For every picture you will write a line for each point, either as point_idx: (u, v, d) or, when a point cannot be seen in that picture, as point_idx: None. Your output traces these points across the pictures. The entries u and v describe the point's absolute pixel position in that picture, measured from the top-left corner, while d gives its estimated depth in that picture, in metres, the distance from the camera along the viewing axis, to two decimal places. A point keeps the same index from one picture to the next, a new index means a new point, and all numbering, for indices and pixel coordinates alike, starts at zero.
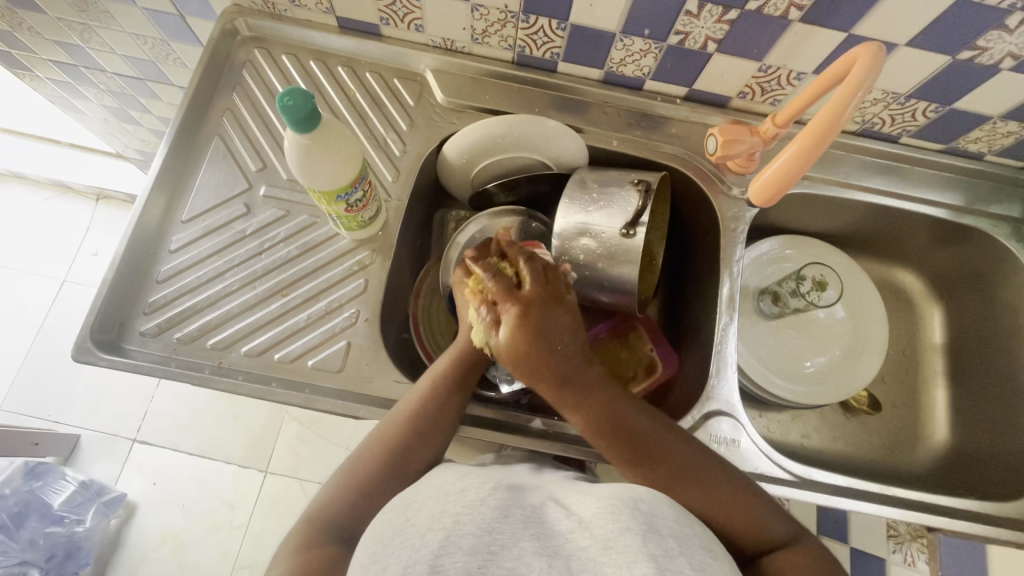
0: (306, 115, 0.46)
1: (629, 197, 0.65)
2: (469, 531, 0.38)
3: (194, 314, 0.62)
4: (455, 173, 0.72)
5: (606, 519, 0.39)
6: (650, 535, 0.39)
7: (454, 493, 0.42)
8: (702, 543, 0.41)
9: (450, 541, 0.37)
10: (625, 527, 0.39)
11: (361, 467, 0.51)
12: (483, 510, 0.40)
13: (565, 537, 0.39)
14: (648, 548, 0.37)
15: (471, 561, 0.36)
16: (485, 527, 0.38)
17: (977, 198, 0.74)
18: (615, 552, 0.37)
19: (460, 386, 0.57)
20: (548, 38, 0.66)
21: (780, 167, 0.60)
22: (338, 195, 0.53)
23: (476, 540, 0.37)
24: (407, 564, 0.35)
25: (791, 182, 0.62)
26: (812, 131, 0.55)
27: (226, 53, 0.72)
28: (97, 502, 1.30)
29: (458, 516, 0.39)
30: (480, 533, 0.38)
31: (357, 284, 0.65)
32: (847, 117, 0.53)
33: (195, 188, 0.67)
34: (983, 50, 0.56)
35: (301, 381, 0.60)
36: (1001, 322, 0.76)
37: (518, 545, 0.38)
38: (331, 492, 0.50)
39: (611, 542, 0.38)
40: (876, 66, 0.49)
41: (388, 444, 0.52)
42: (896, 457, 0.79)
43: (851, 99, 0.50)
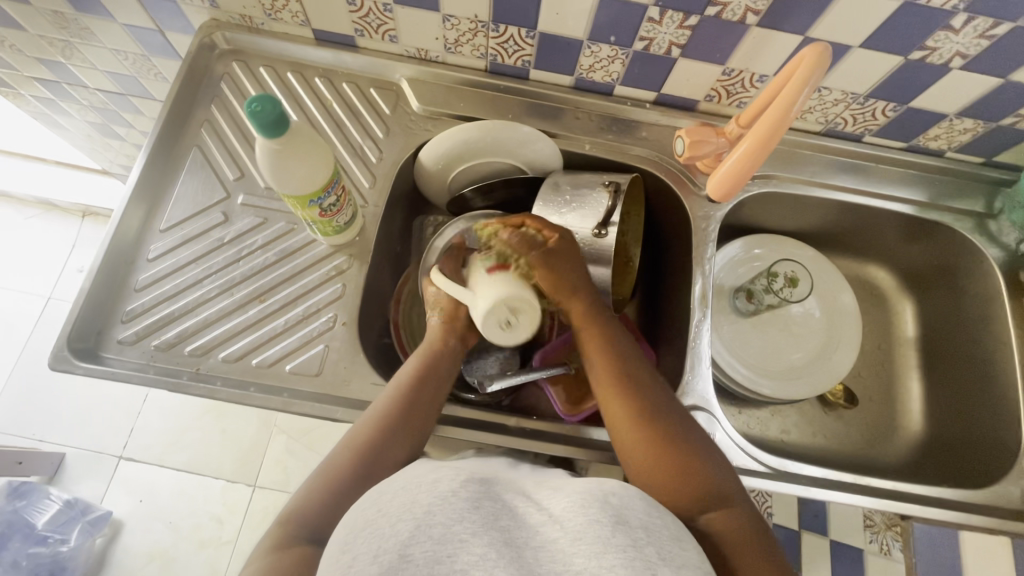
0: (273, 121, 0.47)
1: (600, 198, 0.66)
2: (439, 518, 0.38)
3: (171, 321, 0.62)
4: (432, 178, 0.74)
5: (577, 512, 0.40)
6: (619, 526, 0.39)
7: (426, 484, 0.41)
8: (672, 534, 0.41)
9: (422, 528, 0.37)
10: (593, 519, 0.39)
11: (331, 472, 0.51)
12: (454, 498, 0.39)
13: (536, 529, 0.39)
14: (616, 540, 0.38)
15: (441, 549, 0.36)
16: (455, 516, 0.38)
17: (941, 193, 0.76)
18: (583, 544, 0.38)
19: (429, 387, 0.58)
20: (519, 46, 0.68)
21: (735, 161, 0.63)
22: (311, 200, 0.54)
23: (445, 529, 0.37)
24: (376, 553, 0.36)
25: (747, 177, 0.65)
26: (763, 128, 0.58)
27: (204, 66, 0.73)
28: (81, 521, 1.29)
29: (430, 507, 0.39)
30: (452, 522, 0.37)
31: (335, 289, 0.65)
32: (797, 113, 0.56)
33: (173, 198, 0.68)
34: (933, 50, 0.59)
35: (279, 385, 0.60)
36: (969, 314, 0.78)
37: (488, 532, 0.38)
38: (303, 498, 0.50)
39: (580, 534, 0.38)
40: (823, 68, 0.52)
41: (360, 447, 0.53)
42: (873, 450, 0.80)
43: (796, 100, 0.54)
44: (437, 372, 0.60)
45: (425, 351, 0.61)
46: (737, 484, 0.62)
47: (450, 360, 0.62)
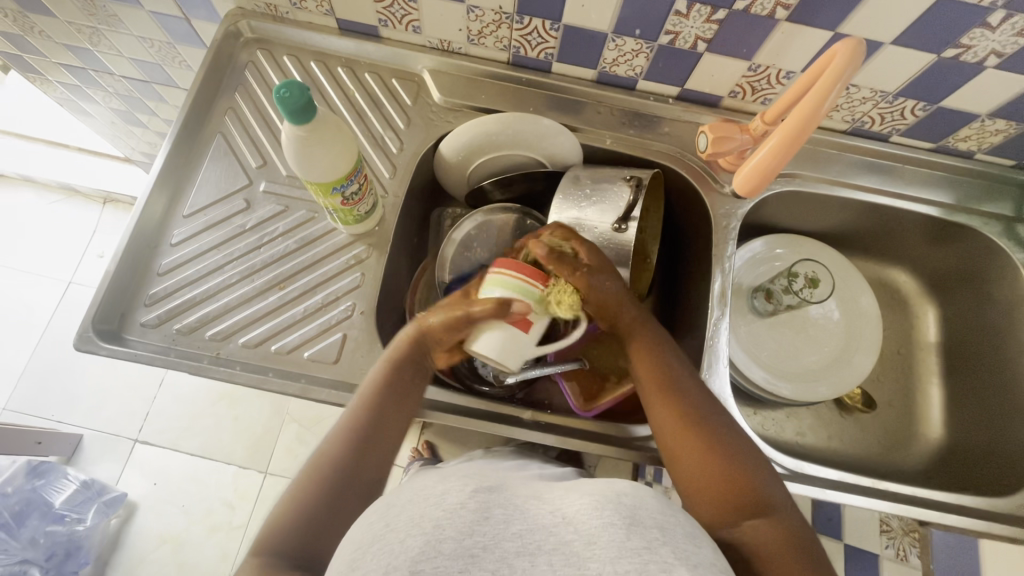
0: (301, 106, 0.47)
1: (621, 192, 0.66)
2: (449, 533, 0.38)
3: (193, 306, 0.63)
4: (452, 170, 0.74)
5: (590, 515, 0.40)
6: (635, 528, 0.39)
7: (433, 496, 0.41)
8: (686, 530, 0.41)
9: (432, 545, 0.37)
10: (609, 522, 0.39)
11: (299, 494, 0.50)
12: (461, 512, 0.39)
13: (548, 532, 0.39)
14: (631, 542, 0.38)
15: (452, 565, 0.36)
16: (464, 531, 0.38)
17: (969, 196, 0.75)
18: (598, 547, 0.37)
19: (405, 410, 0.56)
20: (542, 38, 0.68)
21: (763, 157, 0.62)
22: (334, 187, 0.54)
23: (456, 544, 0.37)
24: (386, 570, 0.35)
25: (772, 175, 0.64)
26: (793, 123, 0.57)
27: (229, 54, 0.73)
28: (98, 501, 1.31)
29: (435, 521, 0.39)
30: (460, 536, 0.37)
31: (354, 278, 0.66)
32: (827, 112, 0.55)
33: (197, 185, 0.68)
34: (967, 48, 0.57)
35: (298, 372, 0.61)
36: (993, 317, 0.76)
37: (500, 545, 0.38)
38: (273, 519, 0.48)
39: (594, 538, 0.38)
40: (854, 65, 0.51)
41: (329, 466, 0.51)
42: (891, 456, 0.79)
43: (826, 96, 0.53)
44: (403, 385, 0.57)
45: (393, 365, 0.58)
46: None
47: (419, 370, 0.59)
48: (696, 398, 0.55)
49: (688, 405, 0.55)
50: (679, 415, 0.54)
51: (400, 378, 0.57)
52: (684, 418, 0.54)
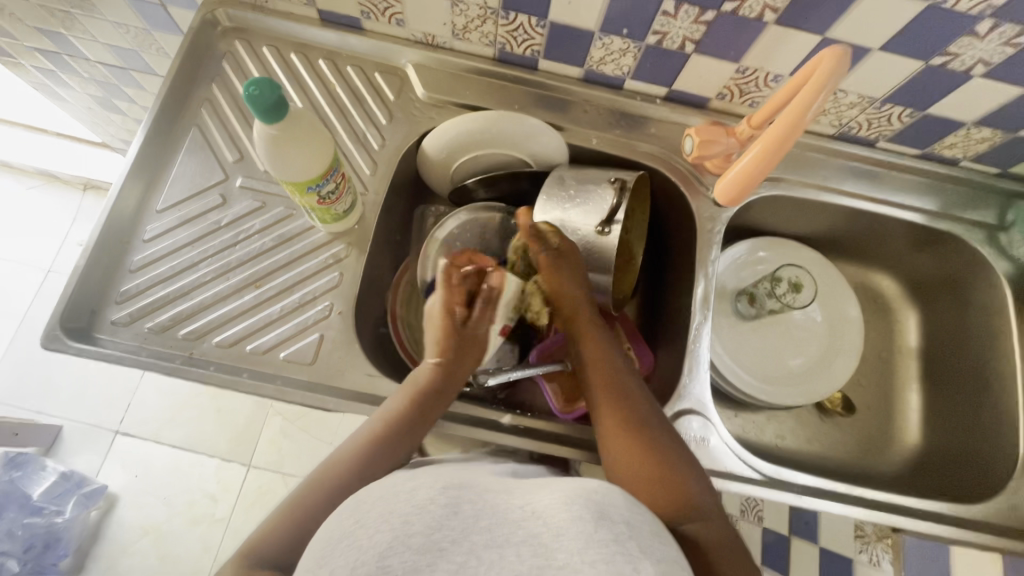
0: (271, 106, 0.45)
1: (604, 195, 0.65)
2: (417, 528, 0.37)
3: (166, 303, 0.61)
4: (435, 168, 0.73)
5: (559, 510, 0.39)
6: (602, 522, 0.38)
7: (403, 493, 0.41)
8: (652, 528, 0.40)
9: (399, 540, 0.36)
10: (577, 515, 0.38)
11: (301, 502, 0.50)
12: (427, 509, 0.38)
13: (517, 526, 0.38)
14: (599, 534, 0.37)
15: (419, 560, 0.35)
16: (434, 524, 0.37)
17: (953, 202, 0.75)
18: (566, 538, 0.37)
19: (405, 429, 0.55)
20: (529, 35, 0.66)
21: (749, 163, 0.61)
22: (309, 187, 0.52)
23: (425, 539, 0.36)
24: (353, 566, 0.35)
25: (757, 180, 0.63)
26: (779, 130, 0.56)
27: (207, 45, 0.71)
28: (77, 493, 1.30)
29: (405, 516, 0.38)
30: (429, 530, 0.37)
31: (332, 277, 0.64)
32: (812, 119, 0.54)
33: (171, 179, 0.67)
34: (955, 56, 0.57)
35: (273, 373, 0.60)
36: (973, 325, 0.77)
37: (468, 538, 0.37)
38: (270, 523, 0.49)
39: (562, 529, 0.37)
40: (839, 74, 0.50)
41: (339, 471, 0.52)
42: (869, 460, 0.80)
43: (810, 103, 0.52)
44: (429, 406, 0.57)
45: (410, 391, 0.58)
46: (731, 490, 0.61)
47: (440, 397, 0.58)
48: (639, 408, 0.55)
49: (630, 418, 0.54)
50: (626, 422, 0.54)
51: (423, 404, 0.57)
52: (627, 432, 0.53)
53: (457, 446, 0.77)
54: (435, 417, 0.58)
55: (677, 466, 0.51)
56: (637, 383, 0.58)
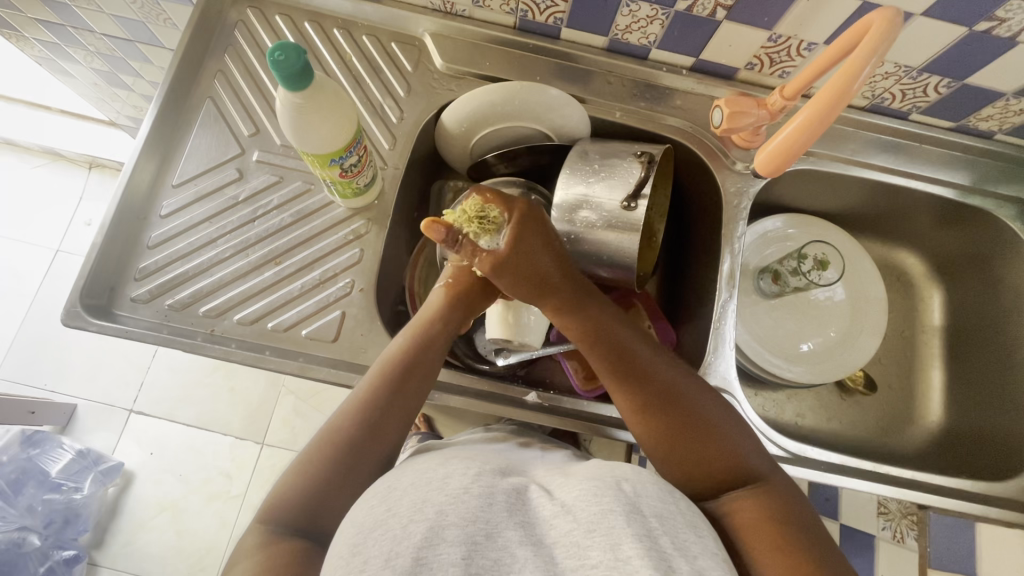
0: (297, 73, 0.43)
1: (632, 168, 0.64)
2: (452, 519, 0.37)
3: (186, 281, 0.61)
4: (454, 142, 0.71)
5: (590, 501, 0.39)
6: (634, 516, 0.38)
7: (437, 481, 0.41)
8: (685, 518, 0.40)
9: (435, 531, 0.36)
10: (609, 508, 0.38)
11: (329, 454, 0.49)
12: (461, 503, 0.38)
13: (547, 524, 0.39)
14: (631, 528, 0.37)
15: (455, 552, 0.35)
16: (468, 517, 0.37)
17: (985, 177, 0.73)
18: (597, 535, 0.37)
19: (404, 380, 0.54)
20: (552, 2, 0.64)
21: (787, 137, 0.59)
22: (332, 159, 0.51)
23: (460, 531, 0.36)
24: (388, 557, 0.35)
25: (795, 155, 0.61)
26: (820, 101, 0.54)
27: (218, 13, 0.69)
28: (94, 470, 1.32)
29: (440, 507, 0.38)
30: (463, 523, 0.37)
31: (353, 254, 0.63)
32: (857, 88, 0.52)
33: (186, 153, 0.65)
34: (1002, 21, 0.55)
35: (295, 350, 0.59)
36: (1001, 304, 0.76)
37: (502, 534, 0.37)
38: (297, 477, 0.48)
39: (594, 525, 0.37)
40: (890, 39, 0.48)
41: (359, 413, 0.51)
42: (889, 438, 0.80)
43: (859, 72, 0.50)
44: (422, 354, 0.56)
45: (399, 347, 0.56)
46: None
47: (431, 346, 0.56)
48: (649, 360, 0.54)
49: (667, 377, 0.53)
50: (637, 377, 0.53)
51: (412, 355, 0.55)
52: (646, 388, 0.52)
53: (477, 423, 0.77)
54: (429, 360, 0.56)
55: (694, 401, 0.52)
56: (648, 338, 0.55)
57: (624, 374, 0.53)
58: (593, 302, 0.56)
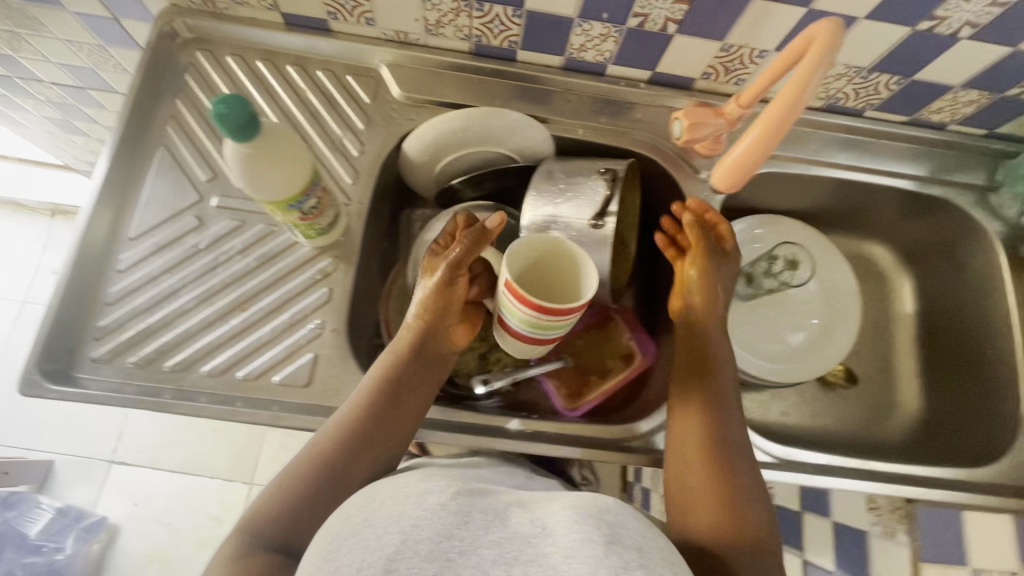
0: (240, 124, 0.43)
1: (597, 187, 0.64)
2: (427, 534, 0.35)
3: (149, 336, 0.59)
4: (419, 171, 0.70)
5: (570, 528, 0.36)
6: (613, 547, 0.35)
7: (414, 497, 0.38)
8: (666, 557, 0.37)
9: (408, 544, 0.34)
10: (587, 537, 0.35)
11: (303, 475, 0.50)
12: (436, 519, 0.36)
13: None
14: (608, 561, 0.34)
15: (427, 567, 0.33)
16: (443, 532, 0.35)
17: (942, 167, 0.75)
18: (576, 562, 0.34)
19: (392, 409, 0.54)
20: (505, 26, 0.64)
21: (744, 151, 0.60)
22: (290, 205, 0.50)
23: (433, 545, 0.34)
24: (359, 567, 0.33)
25: (754, 169, 0.62)
26: (772, 117, 0.55)
27: (168, 57, 0.67)
28: (76, 528, 1.28)
29: (418, 519, 0.36)
30: (438, 538, 0.35)
31: (321, 293, 0.62)
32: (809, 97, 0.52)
33: (142, 202, 0.63)
34: (942, 20, 0.56)
35: (268, 399, 0.58)
36: (968, 290, 0.77)
37: (476, 551, 0.35)
38: (268, 494, 0.50)
39: (573, 551, 0.35)
40: (829, 57, 0.49)
41: (344, 434, 0.52)
42: (875, 428, 0.80)
43: (802, 89, 0.51)
44: (406, 388, 0.55)
45: (382, 371, 0.56)
46: None
47: (417, 377, 0.57)
48: (737, 467, 0.52)
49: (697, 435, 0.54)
50: (705, 471, 0.52)
51: (394, 387, 0.55)
52: (725, 478, 0.51)
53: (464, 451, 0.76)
54: (408, 401, 0.55)
55: (759, 512, 0.50)
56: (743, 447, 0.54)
57: (718, 467, 0.52)
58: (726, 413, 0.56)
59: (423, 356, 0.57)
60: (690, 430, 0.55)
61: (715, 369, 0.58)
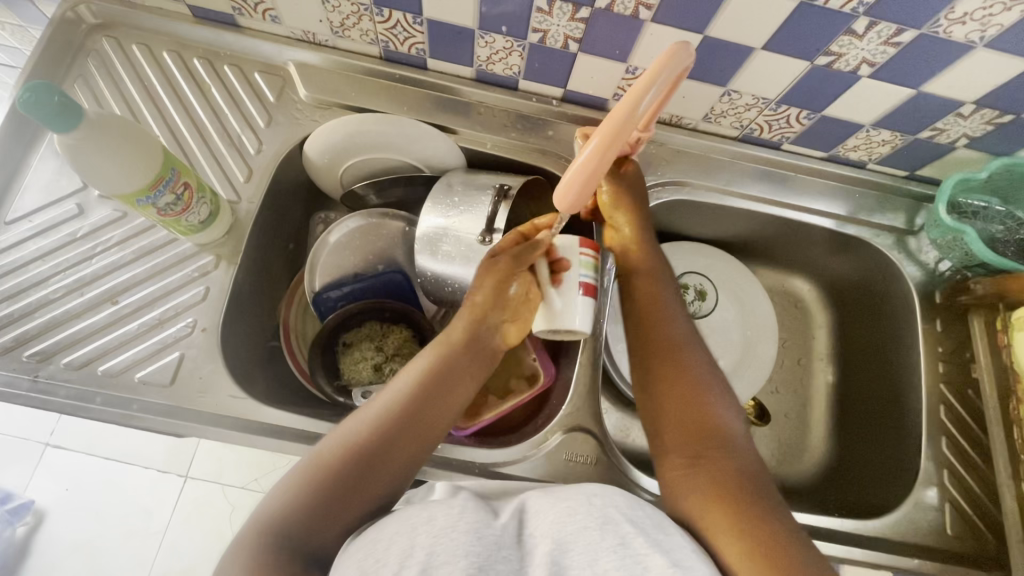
0: (55, 113, 0.45)
1: (486, 201, 0.62)
2: (447, 550, 0.37)
3: (10, 324, 0.57)
4: (321, 173, 0.69)
5: (572, 533, 0.39)
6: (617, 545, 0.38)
7: (422, 525, 0.39)
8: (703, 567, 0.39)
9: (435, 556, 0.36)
10: (586, 531, 0.38)
11: (319, 473, 0.48)
12: (452, 533, 0.38)
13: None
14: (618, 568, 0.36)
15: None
16: (462, 548, 0.37)
17: (862, 206, 0.73)
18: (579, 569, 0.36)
19: (431, 408, 0.52)
20: (409, 33, 0.63)
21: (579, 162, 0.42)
22: (140, 199, 0.51)
23: (454, 562, 0.36)
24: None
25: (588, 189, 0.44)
26: (608, 126, 0.41)
27: (74, 43, 0.67)
28: (0, 510, 1.27)
29: (437, 536, 0.38)
30: (458, 552, 0.37)
31: (197, 291, 0.61)
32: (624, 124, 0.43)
33: (25, 186, 0.62)
34: (839, 56, 0.54)
35: (127, 397, 0.56)
36: (883, 334, 0.75)
37: (493, 565, 0.36)
38: (285, 490, 0.47)
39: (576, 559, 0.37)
40: (672, 70, 0.42)
41: (379, 431, 0.50)
42: (782, 469, 0.78)
43: (642, 97, 0.41)
44: (450, 385, 0.53)
45: (424, 365, 0.54)
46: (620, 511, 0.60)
47: (463, 376, 0.54)
48: (729, 450, 0.51)
49: (680, 418, 0.53)
50: (698, 458, 0.50)
51: (435, 385, 0.53)
52: (718, 467, 0.49)
53: None
54: (453, 398, 0.53)
55: (769, 500, 0.47)
56: (732, 428, 0.53)
57: (705, 453, 0.50)
58: (711, 398, 0.54)
59: (474, 350, 0.56)
60: (675, 412, 0.54)
61: (670, 347, 0.57)
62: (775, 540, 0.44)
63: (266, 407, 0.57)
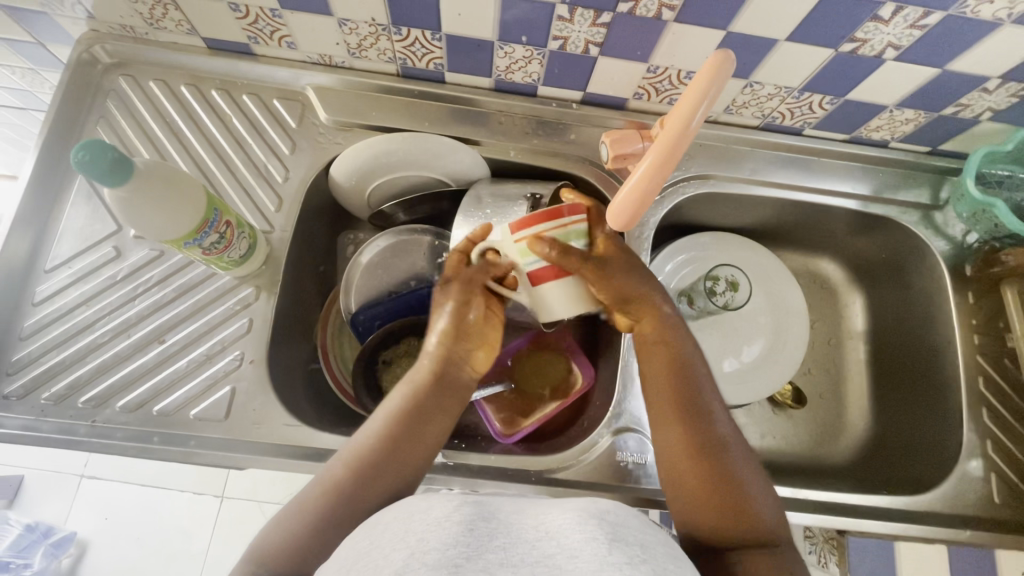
0: (106, 166, 0.45)
1: (520, 210, 0.63)
2: (433, 545, 0.33)
3: (62, 371, 0.58)
4: (349, 194, 0.69)
5: (575, 531, 0.36)
6: (616, 545, 0.35)
7: (418, 512, 0.37)
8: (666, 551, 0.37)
9: (415, 557, 0.33)
10: (591, 537, 0.35)
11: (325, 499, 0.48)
12: (441, 529, 0.35)
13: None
14: (614, 559, 0.33)
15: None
16: (450, 540, 0.34)
17: (886, 184, 0.73)
18: (581, 561, 0.33)
19: (422, 432, 0.52)
20: (427, 49, 0.63)
21: (639, 177, 0.48)
22: (187, 241, 0.51)
23: (440, 554, 0.33)
24: None
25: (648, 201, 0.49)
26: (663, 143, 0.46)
27: (92, 84, 0.67)
28: (44, 544, 1.27)
29: (422, 532, 0.35)
30: (445, 546, 0.33)
31: (241, 324, 0.61)
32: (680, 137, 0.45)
33: (61, 233, 0.62)
34: (863, 42, 0.54)
35: (185, 434, 0.57)
36: (914, 310, 0.76)
37: (483, 556, 0.33)
38: (282, 523, 0.48)
39: (576, 551, 0.34)
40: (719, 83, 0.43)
41: (367, 460, 0.49)
42: (822, 450, 0.79)
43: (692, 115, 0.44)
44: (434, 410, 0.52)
45: (406, 393, 0.53)
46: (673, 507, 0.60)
47: (446, 401, 0.53)
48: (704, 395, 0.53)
49: (664, 380, 0.53)
50: (677, 413, 0.52)
51: (419, 410, 0.52)
52: (694, 422, 0.51)
53: None
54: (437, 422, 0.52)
55: (739, 448, 0.50)
56: (708, 376, 0.54)
57: (688, 407, 0.52)
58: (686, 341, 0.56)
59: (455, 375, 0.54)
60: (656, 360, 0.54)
61: (644, 307, 0.56)
62: (737, 484, 0.48)
63: (320, 433, 0.58)
